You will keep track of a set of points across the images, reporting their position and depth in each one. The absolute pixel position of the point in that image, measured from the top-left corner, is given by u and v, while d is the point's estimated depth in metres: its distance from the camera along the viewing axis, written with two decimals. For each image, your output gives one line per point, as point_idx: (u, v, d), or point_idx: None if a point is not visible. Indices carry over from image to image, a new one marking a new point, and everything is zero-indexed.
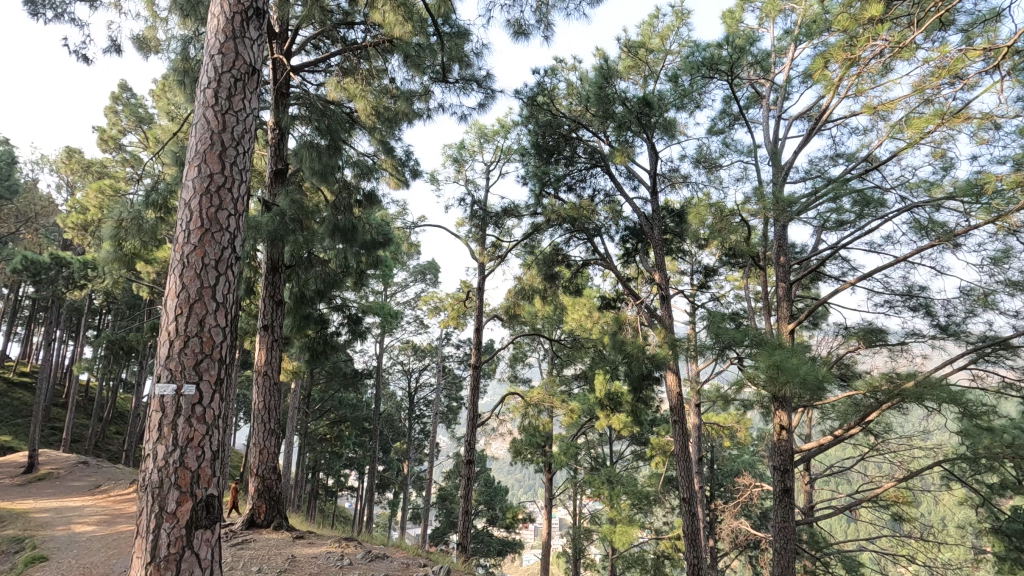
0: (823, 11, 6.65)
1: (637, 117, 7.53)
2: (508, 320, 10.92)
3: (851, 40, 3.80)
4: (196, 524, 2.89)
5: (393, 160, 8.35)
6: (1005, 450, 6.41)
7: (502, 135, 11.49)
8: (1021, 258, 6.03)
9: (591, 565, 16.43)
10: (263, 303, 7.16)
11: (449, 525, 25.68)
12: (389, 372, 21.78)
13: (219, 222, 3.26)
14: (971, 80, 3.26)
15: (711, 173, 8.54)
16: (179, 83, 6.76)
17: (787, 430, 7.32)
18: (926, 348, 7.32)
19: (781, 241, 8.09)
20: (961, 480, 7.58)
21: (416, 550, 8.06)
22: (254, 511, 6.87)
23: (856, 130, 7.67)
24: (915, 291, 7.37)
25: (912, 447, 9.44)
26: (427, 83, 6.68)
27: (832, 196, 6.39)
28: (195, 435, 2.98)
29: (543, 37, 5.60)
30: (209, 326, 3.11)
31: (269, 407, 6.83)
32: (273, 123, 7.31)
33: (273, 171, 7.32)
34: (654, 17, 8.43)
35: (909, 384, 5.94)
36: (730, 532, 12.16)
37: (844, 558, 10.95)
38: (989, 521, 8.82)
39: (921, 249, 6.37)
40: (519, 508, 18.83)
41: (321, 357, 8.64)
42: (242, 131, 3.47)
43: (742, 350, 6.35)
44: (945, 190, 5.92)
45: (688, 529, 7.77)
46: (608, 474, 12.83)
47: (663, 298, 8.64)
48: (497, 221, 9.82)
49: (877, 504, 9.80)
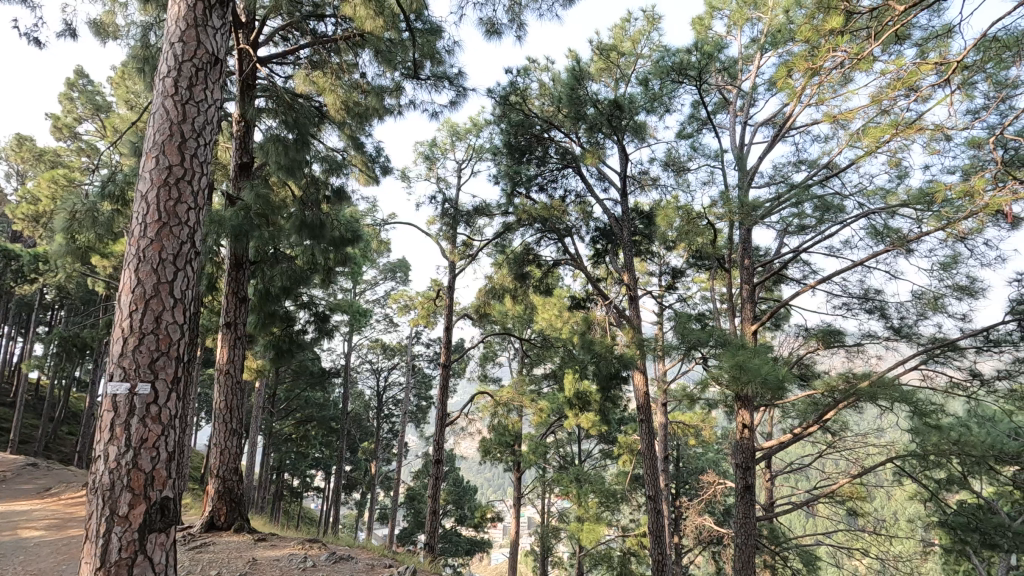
0: (787, 22, 6.85)
1: (608, 119, 7.66)
2: (478, 319, 10.93)
3: (813, 50, 3.89)
4: (150, 527, 2.80)
5: (364, 157, 8.22)
6: (953, 448, 6.67)
7: (474, 134, 11.50)
8: (968, 263, 6.32)
9: (559, 563, 16.55)
10: (226, 299, 6.96)
11: (417, 525, 25.52)
12: (357, 371, 21.51)
13: (178, 216, 3.16)
14: (923, 93, 3.38)
15: (679, 176, 8.69)
16: (139, 72, 6.51)
17: (749, 428, 7.49)
18: (881, 349, 7.62)
19: (745, 243, 8.28)
20: (911, 476, 7.88)
21: (382, 551, 7.97)
22: (214, 513, 6.68)
23: (818, 137, 7.92)
24: (871, 294, 7.67)
25: (866, 444, 9.81)
26: (398, 79, 6.61)
27: (794, 202, 6.58)
28: (150, 436, 2.88)
29: (516, 37, 5.59)
30: (166, 323, 3.01)
31: (231, 407, 6.65)
32: (238, 115, 7.11)
33: (237, 165, 7.11)
34: (625, 21, 8.51)
35: (864, 384, 6.18)
36: (694, 529, 12.37)
37: (802, 553, 11.02)
38: (935, 515, 9.20)
39: (877, 254, 6.62)
40: (487, 508, 18.82)
41: (287, 356, 8.48)
42: (204, 122, 3.38)
43: (707, 351, 6.49)
44: (900, 198, 6.15)
45: (653, 526, 7.88)
46: (576, 473, 12.97)
47: (631, 298, 8.79)
48: (468, 220, 9.78)
49: (833, 500, 10.11)
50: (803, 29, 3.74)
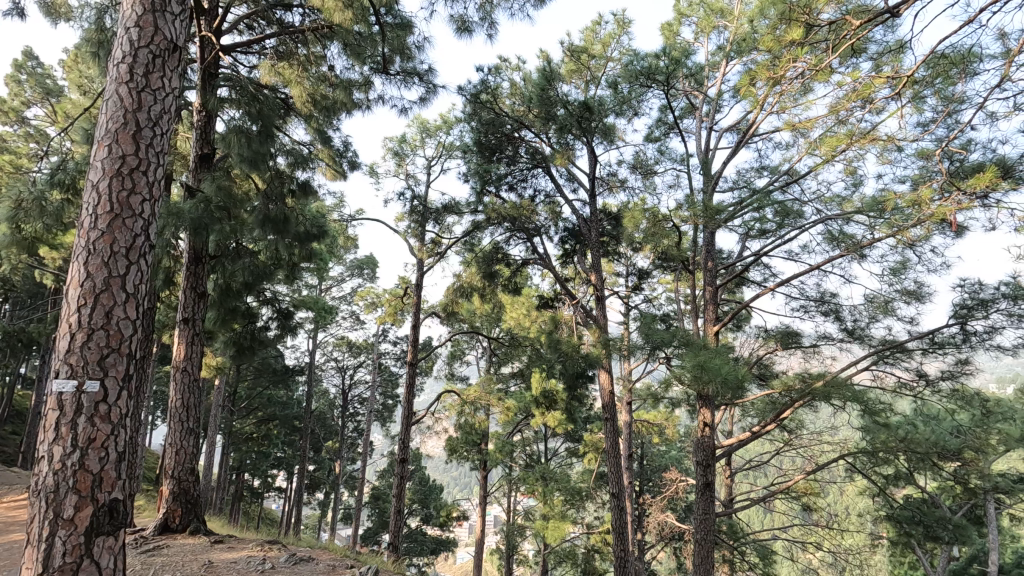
0: (752, 31, 7.02)
1: (578, 121, 7.67)
2: (446, 318, 10.87)
3: (776, 59, 3.98)
4: (97, 530, 2.70)
5: (331, 150, 8.06)
6: (899, 445, 6.97)
7: (444, 131, 11.43)
8: (916, 269, 6.62)
9: (524, 561, 16.60)
10: (184, 295, 6.74)
11: (381, 525, 25.22)
12: (322, 369, 21.11)
13: (131, 208, 3.05)
14: (876, 105, 3.54)
15: (646, 179, 8.83)
16: (93, 56, 6.23)
17: (710, 427, 7.65)
18: (835, 350, 7.91)
19: (709, 246, 8.47)
20: (861, 472, 8.20)
21: (344, 551, 7.85)
22: (169, 515, 6.46)
23: (780, 144, 8.15)
24: (826, 297, 7.94)
25: (820, 442, 10.17)
26: (367, 73, 6.52)
27: (755, 207, 6.77)
28: (98, 436, 2.76)
29: (487, 35, 5.57)
30: (117, 319, 2.90)
31: (187, 405, 6.45)
32: (198, 105, 6.88)
33: (197, 155, 6.89)
34: (597, 23, 8.57)
35: (819, 384, 6.41)
36: (657, 526, 12.59)
37: (758, 547, 11.34)
38: (883, 510, 9.54)
39: (832, 258, 6.87)
40: (453, 507, 18.74)
41: (247, 353, 8.25)
42: (161, 111, 3.26)
43: (671, 350, 6.61)
44: (855, 205, 6.40)
45: (616, 522, 7.97)
46: (542, 471, 13.05)
47: (598, 298, 8.89)
48: (437, 218, 9.71)
49: (789, 496, 10.43)
50: (765, 39, 3.84)
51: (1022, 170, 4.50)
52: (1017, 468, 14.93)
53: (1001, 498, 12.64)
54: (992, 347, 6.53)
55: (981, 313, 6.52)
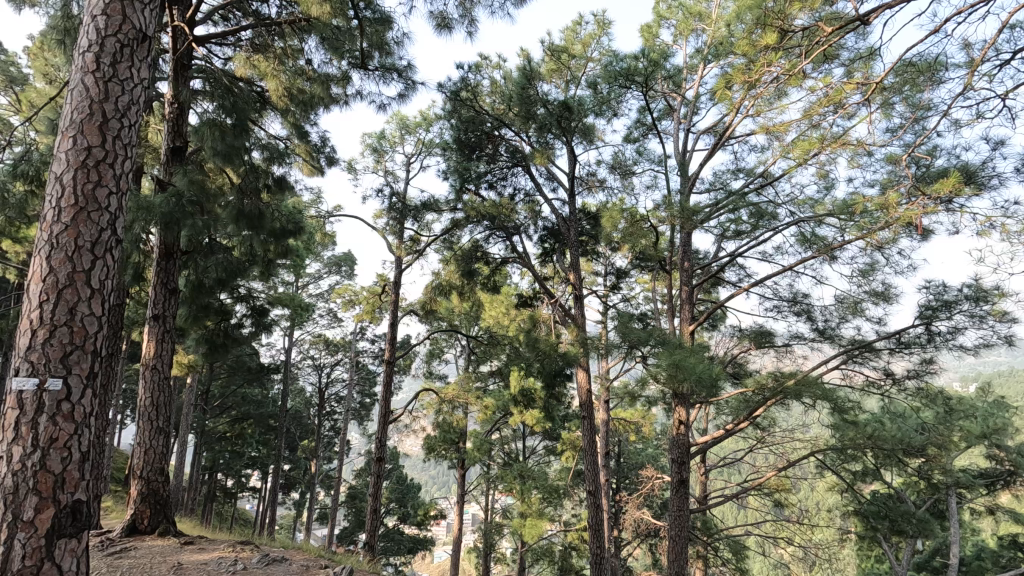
0: (729, 34, 7.11)
1: (557, 120, 7.72)
2: (424, 316, 10.80)
3: (751, 64, 4.04)
4: (59, 532, 2.62)
5: (308, 146, 7.94)
6: (867, 442, 7.14)
7: (424, 128, 11.36)
8: (884, 271, 6.81)
9: (501, 559, 16.61)
10: (154, 291, 6.57)
11: (357, 524, 24.96)
12: (298, 367, 20.81)
13: (97, 201, 2.96)
14: (847, 110, 3.62)
15: (625, 180, 8.89)
16: (60, 44, 6.03)
17: (685, 425, 7.76)
18: (807, 350, 8.09)
19: (686, 246, 8.57)
20: (831, 469, 8.39)
21: (319, 551, 7.74)
22: (137, 516, 6.29)
23: (755, 147, 8.28)
24: (799, 297, 8.11)
25: (792, 439, 10.38)
26: (346, 68, 6.43)
27: (730, 208, 6.88)
28: (61, 435, 2.68)
29: (467, 32, 5.55)
30: (81, 315, 2.81)
31: (157, 404, 6.30)
32: (170, 97, 6.71)
33: (169, 149, 6.72)
34: (577, 23, 8.60)
35: (791, 383, 6.55)
36: (633, 523, 12.70)
37: (732, 543, 11.52)
38: (851, 505, 9.78)
39: (805, 259, 7.01)
40: (431, 505, 18.64)
41: (221, 351, 8.07)
42: (129, 102, 3.17)
43: (647, 350, 6.67)
44: (826, 208, 6.54)
45: (593, 520, 8.02)
46: (520, 469, 13.05)
47: (577, 298, 8.94)
48: (416, 216, 9.65)
49: (761, 492, 10.61)
50: (741, 43, 3.88)
51: (984, 176, 4.67)
52: (979, 463, 15.43)
53: (961, 492, 13.09)
54: (956, 346, 6.76)
55: (945, 314, 6.72)
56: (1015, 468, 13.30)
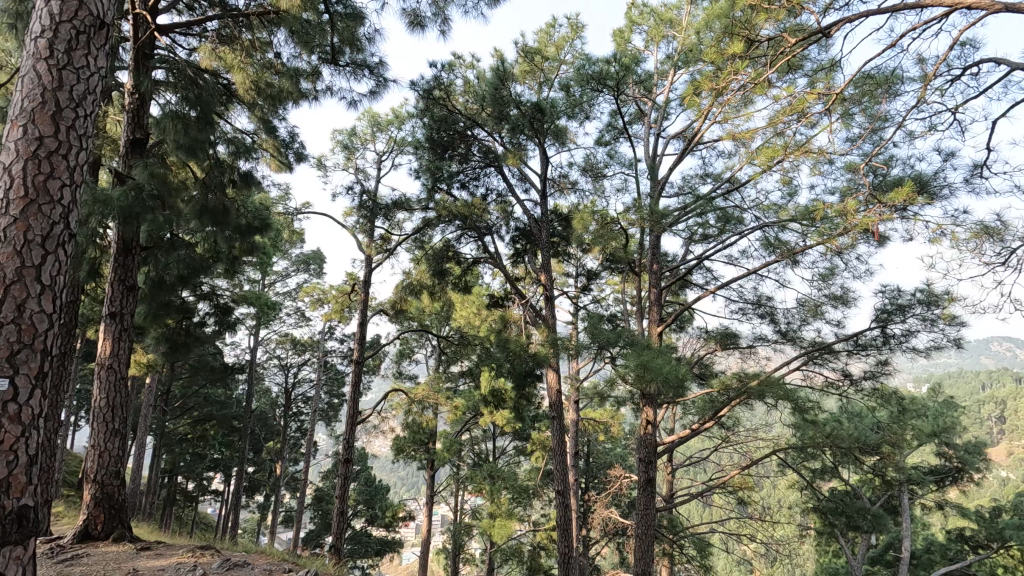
0: (698, 42, 7.25)
1: (530, 121, 7.74)
2: (394, 315, 10.68)
3: (719, 71, 4.13)
4: (4, 540, 2.48)
5: (275, 141, 7.78)
6: (826, 440, 7.37)
7: (396, 126, 11.25)
8: (843, 275, 7.05)
9: (470, 560, 16.54)
10: (111, 287, 6.33)
11: (323, 527, 24.50)
12: (264, 367, 20.33)
13: (49, 193, 2.84)
14: (810, 119, 3.74)
15: (596, 182, 8.98)
16: (10, 28, 5.75)
17: (652, 425, 7.87)
18: (770, 351, 8.31)
19: (655, 249, 8.70)
20: (792, 467, 8.62)
21: (284, 555, 7.56)
22: (90, 522, 6.02)
23: (722, 153, 8.45)
24: (763, 300, 8.32)
25: (755, 438, 10.63)
26: (316, 63, 6.32)
27: (698, 213, 7.02)
28: (7, 438, 2.55)
29: (439, 31, 5.52)
30: (30, 313, 2.69)
31: (113, 405, 6.07)
32: (130, 87, 6.48)
33: (129, 140, 6.48)
34: (550, 26, 8.65)
35: (754, 383, 6.71)
36: (601, 522, 12.80)
37: (696, 540, 11.72)
38: (810, 502, 10.07)
39: (769, 263, 7.19)
40: (399, 507, 18.44)
41: (182, 350, 7.82)
42: (85, 92, 3.05)
43: (616, 350, 6.74)
44: (790, 213, 6.73)
45: (562, 520, 8.05)
46: (489, 470, 13.02)
47: (548, 298, 8.98)
48: (387, 214, 9.56)
49: (725, 491, 10.84)
50: (709, 51, 3.96)
51: (936, 186, 4.88)
52: (930, 461, 16.06)
53: (912, 489, 13.64)
54: (908, 348, 7.03)
55: (899, 317, 7.00)
56: (962, 465, 13.93)
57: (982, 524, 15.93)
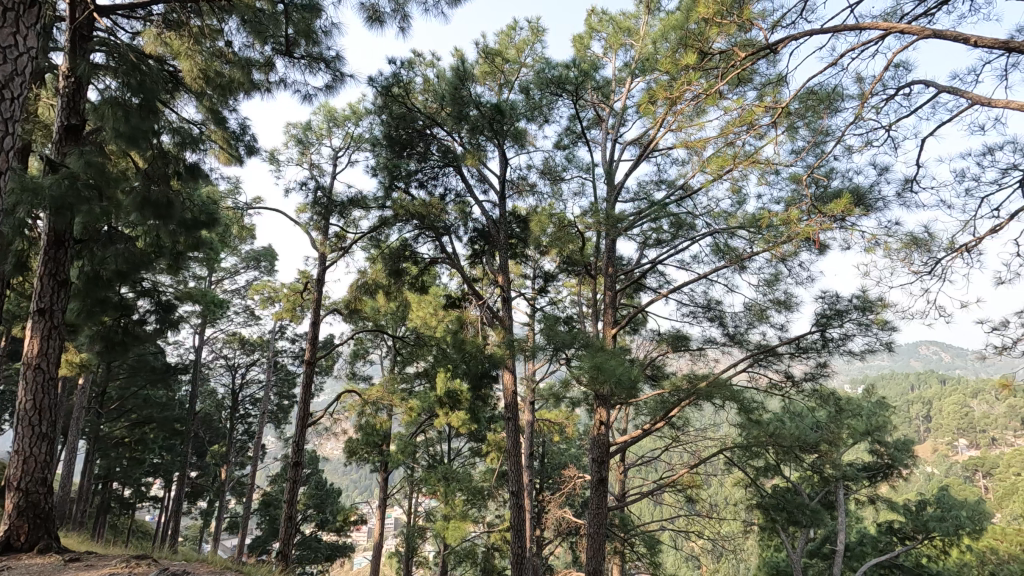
0: (655, 51, 7.43)
1: (489, 123, 7.75)
2: (348, 315, 10.45)
3: (673, 82, 4.26)
4: None
5: (225, 133, 7.50)
6: (770, 439, 7.66)
7: (353, 122, 11.03)
8: (787, 281, 7.36)
9: (424, 563, 16.34)
10: (40, 282, 5.94)
11: (270, 533, 23.68)
12: (210, 367, 19.53)
13: None
14: (758, 130, 3.90)
15: (554, 185, 9.06)
16: None
17: (606, 425, 7.98)
18: (718, 353, 8.59)
19: (611, 253, 8.85)
20: (738, 465, 8.91)
21: (228, 563, 7.24)
22: (11, 534, 5.52)
23: (677, 160, 8.68)
24: (712, 304, 8.60)
25: (703, 437, 10.94)
26: (269, 54, 6.12)
27: (652, 217, 7.19)
28: None
29: (398, 28, 5.44)
30: None
31: (39, 406, 5.68)
32: (66, 70, 6.10)
33: (64, 127, 6.11)
34: (511, 28, 8.66)
35: (703, 384, 6.92)
36: (554, 522, 12.89)
37: (646, 538, 11.96)
38: (754, 499, 10.44)
39: (718, 268, 7.44)
40: (351, 511, 18.03)
41: (118, 349, 7.40)
42: (11, 73, 2.84)
43: (571, 352, 6.81)
44: (738, 220, 6.99)
45: (516, 520, 8.06)
46: (444, 471, 12.91)
47: (505, 299, 8.99)
48: (342, 212, 9.37)
49: (675, 489, 11.12)
50: (665, 61, 4.08)
51: (872, 199, 5.17)
52: (863, 458, 16.93)
53: (847, 484, 14.37)
54: (845, 351, 7.36)
55: (837, 322, 7.35)
56: (892, 461, 14.76)
57: (910, 517, 16.91)
